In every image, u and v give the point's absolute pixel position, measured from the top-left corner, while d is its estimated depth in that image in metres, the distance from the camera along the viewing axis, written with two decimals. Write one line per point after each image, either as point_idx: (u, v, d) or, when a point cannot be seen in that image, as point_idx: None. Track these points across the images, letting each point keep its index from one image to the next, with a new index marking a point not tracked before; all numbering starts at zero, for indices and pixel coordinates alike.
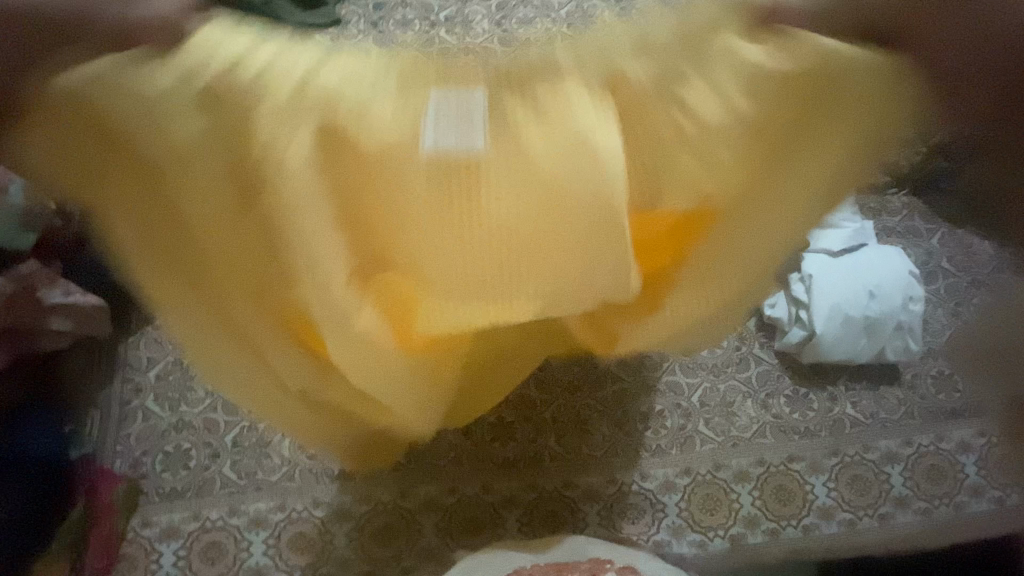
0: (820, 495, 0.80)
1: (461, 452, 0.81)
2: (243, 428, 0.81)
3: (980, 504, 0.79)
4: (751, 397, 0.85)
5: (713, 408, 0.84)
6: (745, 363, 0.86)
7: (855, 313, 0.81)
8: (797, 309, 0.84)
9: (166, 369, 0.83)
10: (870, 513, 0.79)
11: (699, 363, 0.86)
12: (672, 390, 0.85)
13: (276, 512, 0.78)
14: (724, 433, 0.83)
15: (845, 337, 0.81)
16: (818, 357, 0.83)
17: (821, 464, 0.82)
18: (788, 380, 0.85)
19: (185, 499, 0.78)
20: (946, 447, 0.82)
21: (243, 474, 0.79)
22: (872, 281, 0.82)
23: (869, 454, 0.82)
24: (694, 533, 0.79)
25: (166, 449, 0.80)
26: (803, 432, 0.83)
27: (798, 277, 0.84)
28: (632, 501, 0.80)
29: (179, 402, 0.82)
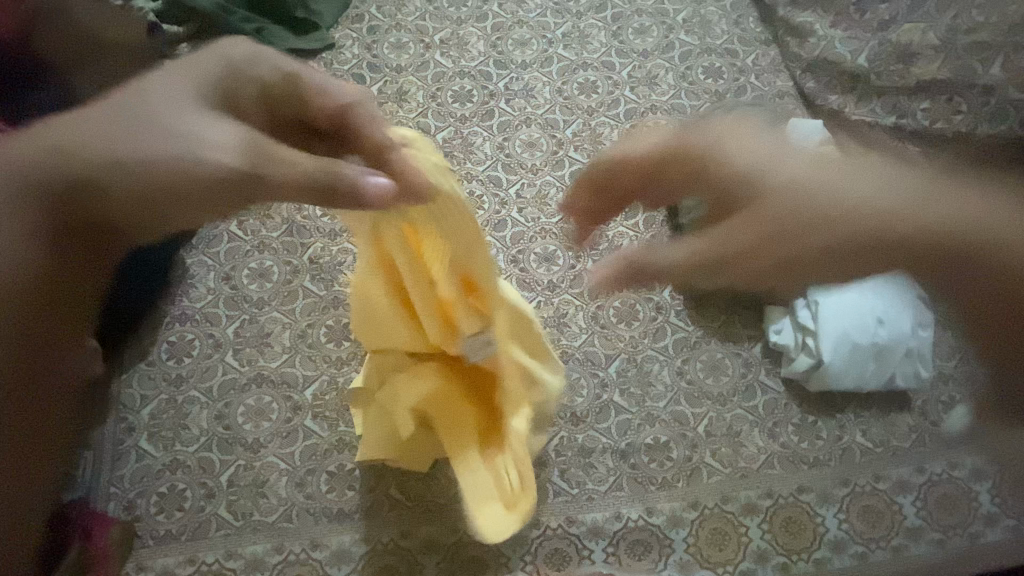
0: (831, 527, 0.78)
1: (461, 489, 0.79)
2: (239, 467, 0.79)
3: (921, 547, 0.77)
4: (759, 425, 0.83)
5: (721, 438, 0.82)
6: (751, 391, 0.84)
7: (863, 340, 0.79)
8: (803, 335, 0.82)
9: (160, 408, 0.81)
10: (884, 545, 0.77)
11: (704, 393, 0.84)
12: (679, 420, 0.83)
13: (274, 554, 0.76)
14: (732, 464, 0.81)
15: (853, 365, 0.80)
16: (826, 385, 0.81)
17: (832, 495, 0.80)
18: (796, 408, 0.84)
19: (181, 542, 0.76)
20: (884, 487, 0.80)
21: (240, 515, 0.77)
22: (881, 307, 0.79)
23: (880, 484, 0.80)
24: (703, 569, 0.76)
25: (159, 490, 0.78)
26: (813, 462, 0.81)
27: (803, 303, 0.80)
28: (640, 537, 0.77)
29: (174, 441, 0.80)
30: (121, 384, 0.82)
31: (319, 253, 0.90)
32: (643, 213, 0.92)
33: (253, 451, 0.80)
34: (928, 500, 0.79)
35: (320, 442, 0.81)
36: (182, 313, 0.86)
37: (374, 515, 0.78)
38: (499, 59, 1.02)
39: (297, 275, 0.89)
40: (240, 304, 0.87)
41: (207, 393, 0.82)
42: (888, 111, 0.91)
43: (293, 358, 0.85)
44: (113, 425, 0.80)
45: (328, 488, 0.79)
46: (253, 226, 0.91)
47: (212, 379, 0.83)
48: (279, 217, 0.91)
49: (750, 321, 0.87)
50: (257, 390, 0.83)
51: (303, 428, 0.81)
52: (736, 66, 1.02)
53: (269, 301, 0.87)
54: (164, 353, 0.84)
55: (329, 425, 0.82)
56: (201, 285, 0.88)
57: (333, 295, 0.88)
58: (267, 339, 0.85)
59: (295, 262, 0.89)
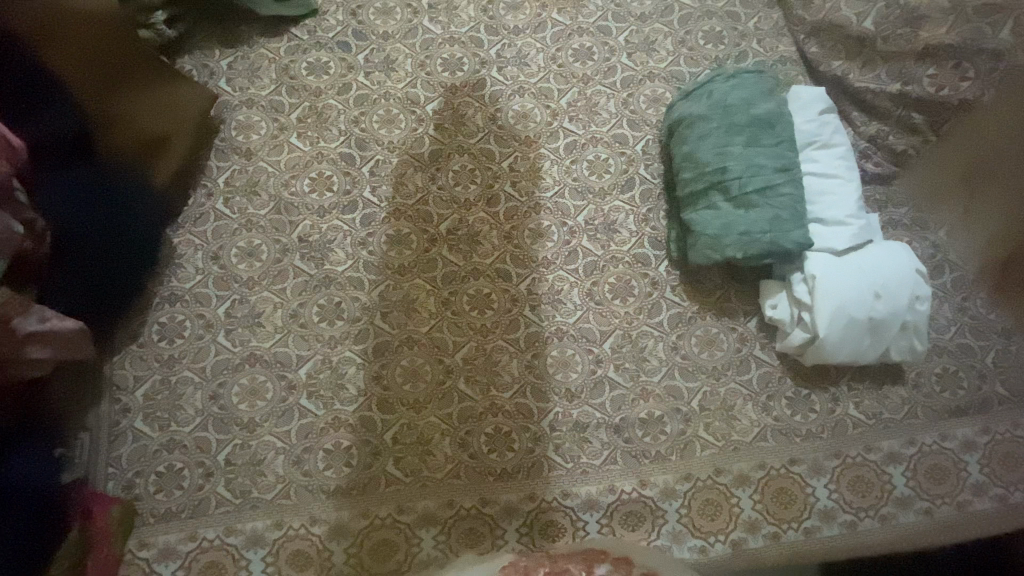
0: (821, 497, 0.79)
1: (458, 464, 0.80)
2: (236, 446, 0.80)
3: (908, 516, 0.78)
4: (752, 399, 0.83)
5: (714, 412, 0.83)
6: (746, 365, 0.85)
7: (858, 314, 0.78)
8: (799, 310, 0.81)
9: (154, 388, 0.81)
10: (872, 514, 0.78)
11: (699, 367, 0.85)
12: (672, 394, 0.84)
13: (274, 530, 0.77)
14: (724, 437, 0.82)
15: (849, 338, 0.79)
16: (821, 358, 0.80)
17: (823, 466, 0.81)
18: (789, 381, 0.84)
19: (181, 519, 0.77)
20: (874, 458, 0.81)
21: (238, 492, 0.78)
22: (877, 280, 0.79)
23: (870, 455, 0.81)
24: (695, 539, 0.78)
25: (157, 469, 0.78)
26: (805, 434, 0.82)
27: (800, 277, 0.81)
28: (632, 509, 0.79)
29: (170, 421, 0.80)
30: (114, 365, 0.81)
31: (307, 230, 0.88)
32: (639, 186, 0.91)
33: (249, 430, 0.80)
34: (916, 470, 0.80)
35: (316, 421, 0.81)
36: (172, 294, 0.85)
37: (372, 491, 0.79)
38: (490, 25, 0.98)
39: (286, 254, 0.87)
40: (230, 284, 0.86)
41: (200, 373, 0.82)
42: (893, 79, 0.89)
43: (286, 338, 0.84)
44: (108, 406, 0.80)
45: (325, 465, 0.80)
46: (240, 203, 0.89)
47: (205, 360, 0.83)
48: (265, 194, 0.89)
49: (746, 295, 0.88)
50: (250, 370, 0.83)
51: (298, 407, 0.82)
52: (737, 30, 0.98)
53: (258, 280, 0.86)
54: (155, 334, 0.83)
55: (324, 404, 0.82)
56: (189, 264, 0.86)
57: (324, 274, 0.86)
58: (259, 319, 0.85)
59: (284, 240, 0.88)
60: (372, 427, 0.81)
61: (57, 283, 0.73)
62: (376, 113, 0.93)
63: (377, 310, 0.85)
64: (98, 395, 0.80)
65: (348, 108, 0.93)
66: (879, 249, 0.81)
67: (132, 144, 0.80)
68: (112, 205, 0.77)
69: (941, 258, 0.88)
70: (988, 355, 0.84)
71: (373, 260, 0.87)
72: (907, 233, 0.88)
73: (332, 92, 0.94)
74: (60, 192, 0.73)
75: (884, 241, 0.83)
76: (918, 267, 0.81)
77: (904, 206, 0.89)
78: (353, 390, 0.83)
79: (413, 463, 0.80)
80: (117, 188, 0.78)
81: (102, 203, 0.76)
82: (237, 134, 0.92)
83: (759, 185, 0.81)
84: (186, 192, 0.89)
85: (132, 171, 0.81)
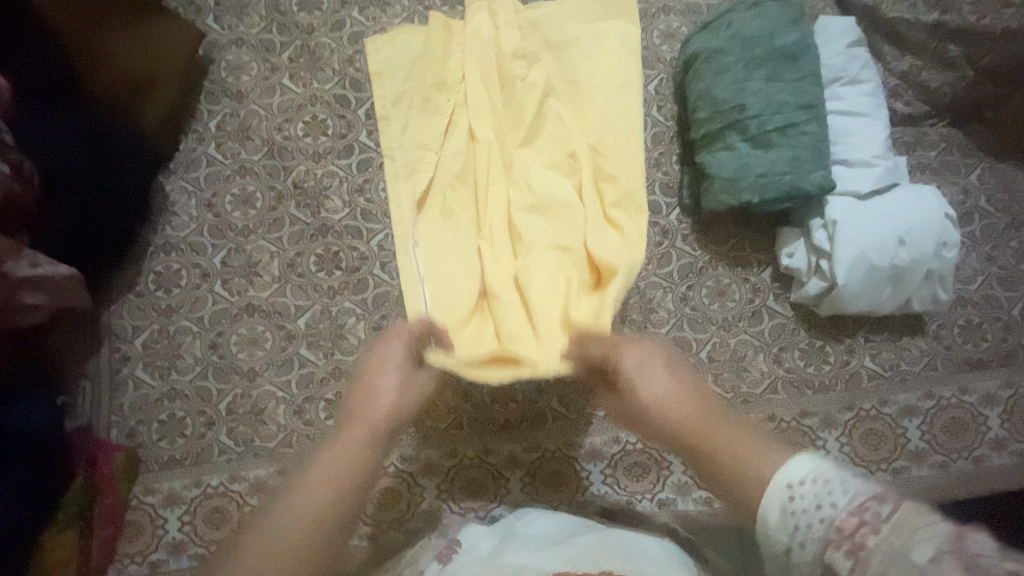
0: (832, 451, 0.77)
1: (461, 415, 0.79)
2: (237, 395, 0.79)
3: (921, 470, 0.77)
4: (764, 351, 0.81)
5: (724, 363, 0.80)
6: (758, 316, 0.82)
7: (881, 262, 0.74)
8: (817, 258, 0.77)
9: (153, 338, 0.80)
10: (884, 467, 0.77)
11: (709, 318, 0.82)
12: (680, 345, 0.81)
13: (277, 478, 0.77)
14: (733, 389, 0.80)
15: (870, 287, 0.75)
16: (838, 309, 0.77)
17: (835, 419, 0.78)
18: (803, 333, 0.81)
19: (185, 467, 0.77)
20: (889, 411, 0.78)
21: (241, 441, 0.78)
22: (903, 226, 0.74)
23: (885, 408, 0.79)
24: (700, 491, 0.77)
25: (159, 418, 0.78)
26: (817, 387, 0.79)
27: (821, 223, 0.76)
28: (637, 460, 0.78)
29: (170, 370, 0.80)
30: (111, 315, 0.80)
31: (303, 177, 0.85)
32: (651, 129, 0.88)
33: (249, 380, 0.80)
34: (932, 424, 0.78)
35: (316, 370, 0.80)
36: (166, 242, 0.83)
37: None
38: None
39: (281, 201, 0.84)
40: (225, 232, 0.83)
41: (198, 323, 0.81)
42: (929, 8, 0.82)
43: (284, 288, 0.82)
44: (107, 355, 0.80)
45: (326, 414, 0.79)
46: (232, 148, 0.86)
47: (202, 310, 0.81)
48: (258, 139, 0.86)
49: (760, 244, 0.84)
50: (249, 320, 0.81)
51: (298, 357, 0.80)
52: None
53: (253, 229, 0.83)
54: (151, 284, 0.82)
55: (324, 354, 0.81)
56: (183, 212, 0.84)
57: (320, 223, 0.84)
58: (256, 268, 0.82)
59: (279, 186, 0.85)
60: None
61: (48, 228, 0.71)
62: (372, 52, 0.89)
63: (376, 261, 0.83)
64: (95, 344, 0.79)
65: (342, 48, 0.89)
66: (907, 193, 0.76)
67: (121, 92, 0.76)
68: (99, 154, 0.74)
69: (971, 205, 0.83)
70: (1015, 306, 0.81)
71: (371, 209, 0.85)
72: (936, 177, 0.84)
73: (326, 30, 0.90)
74: (49, 136, 0.70)
75: (912, 185, 0.78)
76: (947, 212, 0.76)
77: (935, 149, 0.84)
78: (353, 340, 0.81)
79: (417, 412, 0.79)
80: (108, 136, 0.75)
81: (94, 152, 0.73)
82: (226, 75, 0.88)
83: (780, 124, 0.76)
84: (175, 137, 0.85)
85: (123, 119, 0.77)
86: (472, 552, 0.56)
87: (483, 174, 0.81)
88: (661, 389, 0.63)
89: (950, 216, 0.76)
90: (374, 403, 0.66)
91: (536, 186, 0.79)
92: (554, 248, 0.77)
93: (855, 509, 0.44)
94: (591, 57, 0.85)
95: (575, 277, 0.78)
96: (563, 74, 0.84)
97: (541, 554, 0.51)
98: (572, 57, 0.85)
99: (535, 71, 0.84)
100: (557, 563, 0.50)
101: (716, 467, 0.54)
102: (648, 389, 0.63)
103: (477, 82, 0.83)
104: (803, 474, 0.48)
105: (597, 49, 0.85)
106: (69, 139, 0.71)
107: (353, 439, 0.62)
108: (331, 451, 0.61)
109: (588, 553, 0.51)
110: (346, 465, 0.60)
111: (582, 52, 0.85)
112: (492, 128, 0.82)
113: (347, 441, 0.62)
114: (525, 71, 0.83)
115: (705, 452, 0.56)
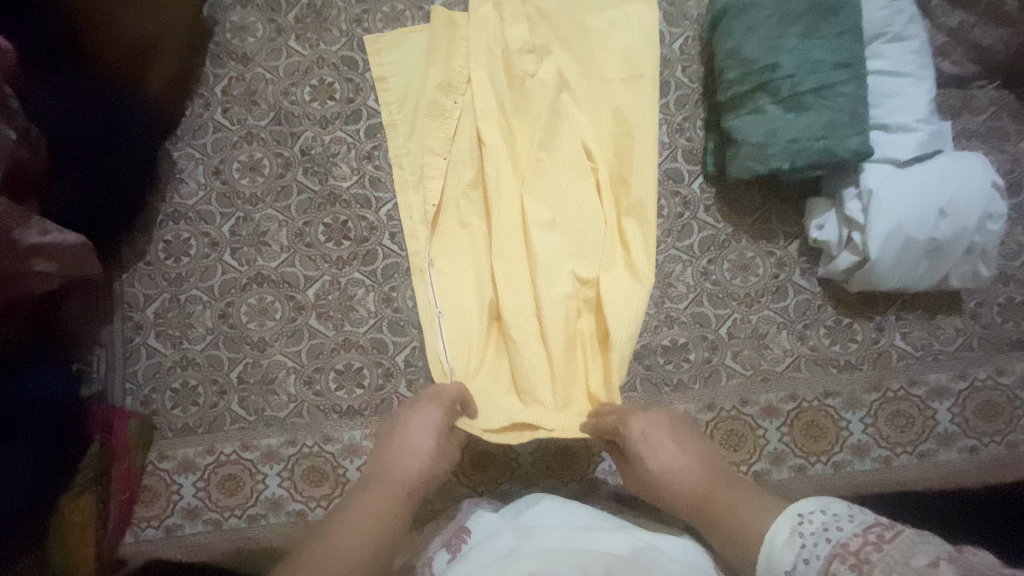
0: (856, 432, 0.74)
1: None
2: (248, 365, 0.79)
3: (949, 453, 0.74)
4: (787, 327, 0.77)
5: (744, 340, 0.77)
6: (783, 292, 0.78)
7: (918, 235, 0.69)
8: (849, 231, 0.73)
9: (164, 307, 0.80)
10: (910, 450, 0.74)
11: (730, 293, 0.78)
12: (699, 322, 0.78)
13: (288, 447, 0.77)
14: (754, 367, 0.77)
15: (904, 262, 0.71)
16: (869, 285, 0.73)
17: (860, 400, 0.75)
18: (829, 310, 0.77)
19: (199, 434, 0.78)
20: (917, 392, 0.75)
21: (252, 410, 0.78)
22: (945, 196, 0.69)
23: (914, 389, 0.75)
24: None
25: (172, 386, 0.79)
26: (843, 365, 0.76)
27: (855, 193, 0.72)
28: None
29: (181, 339, 0.80)
30: (123, 283, 0.80)
31: (311, 143, 0.83)
32: (674, 92, 0.83)
33: (259, 349, 0.79)
34: (964, 406, 0.74)
35: (326, 341, 0.79)
36: (175, 210, 0.82)
37: (384, 412, 0.78)
38: None
39: (288, 168, 0.82)
40: (232, 200, 0.82)
41: (208, 292, 0.80)
42: None
43: (292, 258, 0.81)
44: (120, 323, 0.80)
45: (336, 385, 0.78)
46: (239, 114, 0.84)
47: (212, 279, 0.81)
48: (265, 104, 0.84)
49: (788, 216, 0.80)
50: (258, 290, 0.80)
51: (308, 327, 0.80)
52: None
53: (261, 197, 0.82)
54: (161, 253, 0.81)
55: (334, 325, 0.80)
56: (191, 180, 0.82)
57: (328, 191, 0.82)
58: (264, 238, 0.81)
59: (286, 153, 0.83)
60: (382, 349, 0.79)
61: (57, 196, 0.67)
62: (380, 11, 0.86)
63: (385, 230, 0.81)
64: (109, 312, 0.79)
65: (350, 6, 0.85)
66: (951, 161, 0.71)
67: (128, 51, 0.72)
68: (102, 118, 0.71)
69: (1020, 173, 0.77)
70: None
71: (379, 175, 0.83)
72: (983, 143, 0.77)
73: None
74: (53, 100, 0.66)
75: (957, 152, 0.72)
76: (995, 181, 0.71)
77: (985, 113, 0.77)
78: (363, 312, 0.80)
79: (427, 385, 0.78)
80: (110, 98, 0.72)
81: (96, 115, 0.70)
82: (231, 36, 0.85)
83: (815, 84, 0.70)
84: (179, 100, 0.82)
85: (126, 81, 0.73)
86: (489, 547, 0.53)
87: (495, 184, 0.77)
88: (668, 454, 0.64)
89: (997, 186, 0.71)
90: (399, 461, 0.64)
91: (552, 199, 0.76)
92: (567, 271, 0.75)
93: (860, 532, 0.45)
94: (608, 49, 0.80)
95: (587, 298, 0.75)
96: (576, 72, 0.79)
97: (552, 556, 0.48)
98: (587, 45, 0.80)
99: (550, 71, 0.79)
100: (565, 567, 0.46)
101: (714, 522, 0.57)
102: (655, 458, 0.65)
103: (483, 81, 0.78)
104: (815, 505, 0.49)
105: (614, 39, 0.80)
106: (73, 103, 0.68)
107: (382, 498, 0.60)
108: (359, 505, 0.59)
109: (605, 563, 0.47)
110: (379, 521, 0.57)
111: (600, 44, 0.80)
112: (499, 134, 0.78)
113: (374, 504, 0.59)
114: (534, 69, 0.79)
115: (710, 502, 0.59)
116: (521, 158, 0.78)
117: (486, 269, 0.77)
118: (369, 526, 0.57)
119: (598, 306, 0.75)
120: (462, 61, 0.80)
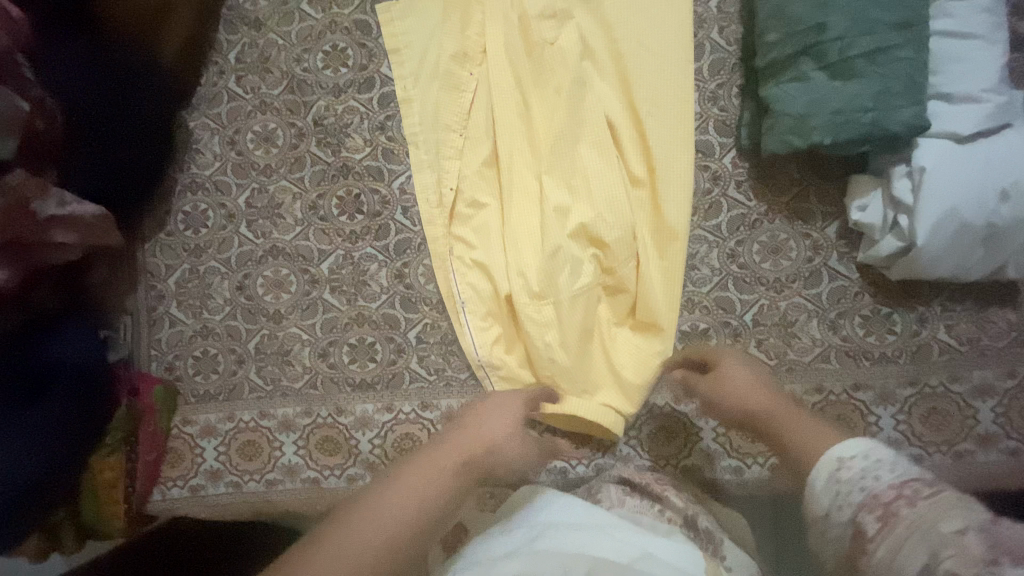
0: (887, 428, 0.70)
1: None
2: (264, 336, 0.80)
3: (989, 455, 0.68)
4: (819, 315, 0.72)
5: (771, 327, 0.73)
6: (817, 277, 0.73)
7: (974, 219, 0.63)
8: (896, 213, 0.66)
9: (185, 277, 0.82)
10: (946, 450, 0.69)
11: (759, 277, 0.73)
12: (723, 307, 0.74)
13: (304, 417, 0.79)
14: (779, 356, 0.72)
15: (955, 249, 0.64)
16: (913, 273, 0.67)
17: (893, 394, 0.70)
18: (867, 298, 0.72)
19: (219, 401, 0.80)
20: (958, 389, 0.69)
21: (269, 379, 0.80)
22: (1009, 176, 0.62)
23: (955, 386, 0.70)
24: (731, 459, 0.72)
25: (194, 354, 0.81)
26: (877, 358, 0.71)
27: (905, 171, 0.65)
28: (665, 424, 0.74)
29: (202, 308, 0.81)
30: (146, 253, 0.82)
31: (323, 113, 0.81)
32: (709, 56, 0.77)
33: (275, 322, 0.80)
34: (1009, 406, 0.69)
35: (339, 316, 0.79)
36: (193, 180, 0.82)
37: (396, 386, 0.78)
38: None
39: (301, 139, 0.81)
40: (247, 171, 0.81)
41: (226, 264, 0.81)
42: None
43: (307, 231, 0.80)
44: (143, 292, 0.82)
45: (350, 359, 0.79)
46: (252, 82, 0.82)
47: (229, 251, 0.81)
48: (278, 71, 0.82)
49: (828, 196, 0.74)
50: (274, 263, 0.81)
51: (322, 301, 0.80)
52: None
53: (275, 168, 0.81)
54: (180, 223, 0.82)
55: (347, 299, 0.79)
56: (207, 150, 0.82)
57: (341, 162, 0.80)
58: (279, 210, 0.81)
59: (299, 123, 0.81)
60: (395, 325, 0.79)
61: (77, 164, 0.68)
62: None
63: (398, 204, 0.79)
64: (133, 281, 0.81)
65: None
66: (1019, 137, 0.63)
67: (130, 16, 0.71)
68: (115, 83, 0.69)
69: None
70: None
71: (393, 147, 0.80)
72: None
73: None
74: (64, 68, 0.66)
75: None
76: None
77: None
78: (376, 287, 0.79)
79: (439, 363, 0.78)
80: (122, 63, 0.70)
81: (110, 81, 0.69)
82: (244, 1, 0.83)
83: (868, 48, 0.63)
84: (198, 71, 0.82)
85: (138, 48, 0.72)
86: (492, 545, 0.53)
87: (509, 164, 0.74)
88: (739, 379, 0.60)
89: None
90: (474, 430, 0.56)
91: (570, 178, 0.72)
92: (576, 253, 0.71)
93: (896, 484, 0.43)
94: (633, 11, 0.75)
95: (600, 285, 0.72)
96: (603, 41, 0.74)
97: (532, 557, 0.47)
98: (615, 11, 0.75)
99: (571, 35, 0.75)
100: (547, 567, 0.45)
101: (774, 435, 0.55)
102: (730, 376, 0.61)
103: (501, 54, 0.76)
104: (856, 450, 0.47)
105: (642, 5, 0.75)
106: (85, 71, 0.67)
107: (439, 468, 0.50)
108: (422, 466, 0.49)
109: (587, 563, 0.46)
110: (429, 493, 0.47)
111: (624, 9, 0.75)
112: (516, 110, 0.75)
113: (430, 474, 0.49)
114: (555, 35, 0.75)
115: (775, 422, 0.55)
116: (539, 134, 0.74)
117: (498, 253, 0.74)
118: (427, 497, 0.47)
119: (614, 296, 0.72)
120: (477, 30, 0.78)
